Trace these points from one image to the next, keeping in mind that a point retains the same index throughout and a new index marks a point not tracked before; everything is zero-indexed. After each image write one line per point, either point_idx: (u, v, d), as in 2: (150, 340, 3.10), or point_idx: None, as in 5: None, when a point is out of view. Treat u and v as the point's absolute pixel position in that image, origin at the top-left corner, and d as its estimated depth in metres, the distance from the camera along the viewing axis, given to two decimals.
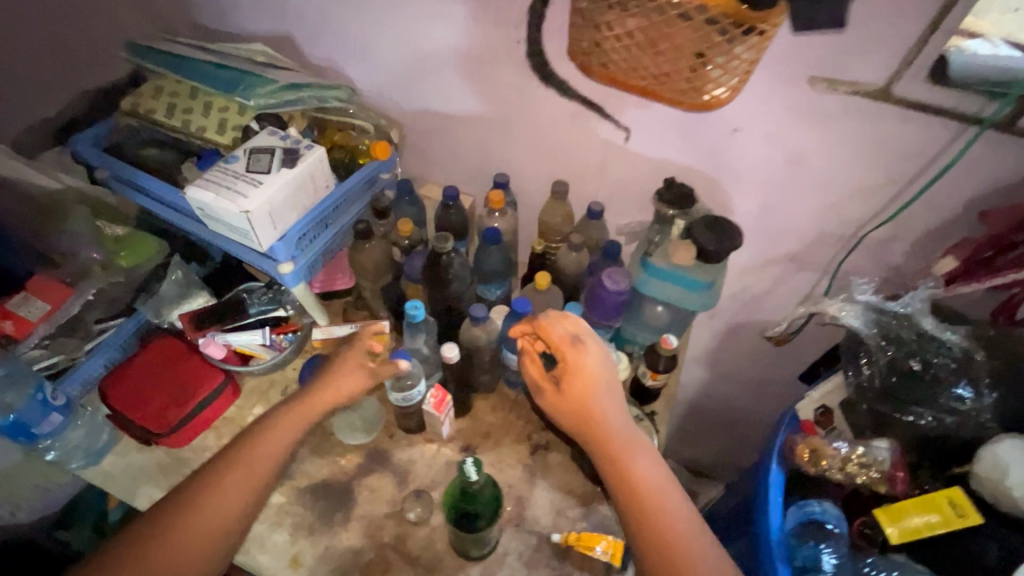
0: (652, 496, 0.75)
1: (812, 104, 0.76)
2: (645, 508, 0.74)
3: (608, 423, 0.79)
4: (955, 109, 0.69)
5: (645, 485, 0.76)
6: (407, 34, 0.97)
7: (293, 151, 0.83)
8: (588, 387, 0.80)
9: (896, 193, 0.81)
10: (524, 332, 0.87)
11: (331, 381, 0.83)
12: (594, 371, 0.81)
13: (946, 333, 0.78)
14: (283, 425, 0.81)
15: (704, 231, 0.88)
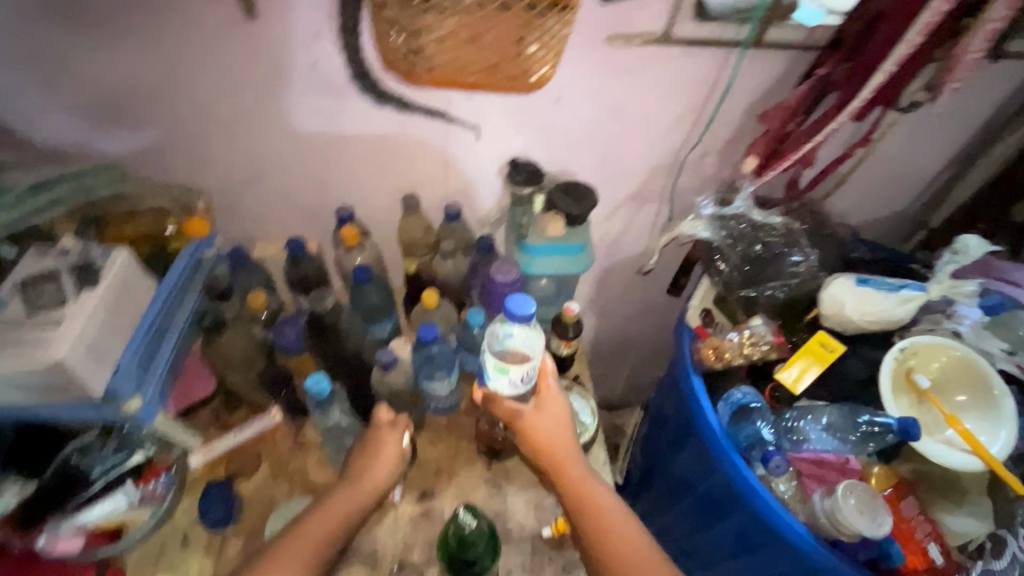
0: (620, 534, 0.76)
1: (617, 60, 0.83)
2: (611, 544, 0.75)
3: (568, 464, 0.81)
4: (718, 38, 0.82)
5: (606, 525, 0.77)
6: (177, 86, 0.81)
7: (83, 265, 0.66)
8: (547, 435, 0.82)
9: (696, 118, 0.94)
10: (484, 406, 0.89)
11: (368, 461, 0.78)
12: (552, 424, 0.83)
13: (768, 218, 0.96)
14: (302, 543, 0.69)
15: (563, 200, 0.92)
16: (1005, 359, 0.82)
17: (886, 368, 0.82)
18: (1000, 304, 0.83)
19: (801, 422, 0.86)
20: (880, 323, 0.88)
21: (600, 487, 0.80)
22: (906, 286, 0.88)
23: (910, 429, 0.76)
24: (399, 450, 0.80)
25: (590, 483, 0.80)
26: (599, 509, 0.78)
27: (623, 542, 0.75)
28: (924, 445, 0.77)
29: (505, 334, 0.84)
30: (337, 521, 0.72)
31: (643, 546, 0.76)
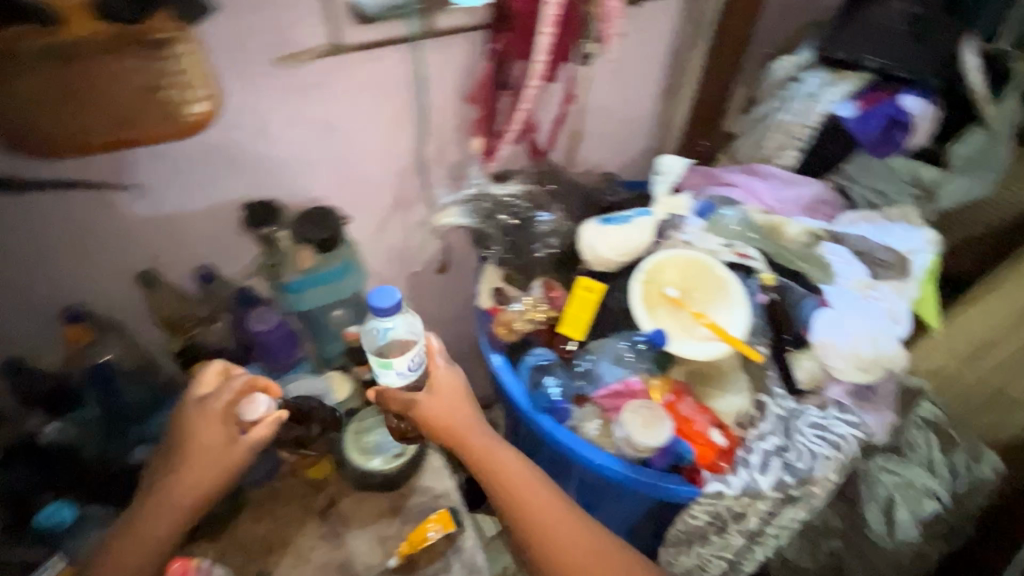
0: (521, 486, 0.78)
1: (300, 78, 0.82)
2: (513, 499, 0.78)
3: (471, 434, 0.80)
4: (392, 37, 0.84)
5: (512, 482, 0.78)
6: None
7: None
8: (446, 414, 0.80)
9: (412, 116, 0.96)
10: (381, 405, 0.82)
11: (198, 457, 0.74)
12: (452, 398, 0.82)
13: (509, 188, 1.00)
14: (162, 508, 0.73)
15: (306, 229, 0.89)
16: (726, 252, 0.93)
17: (635, 291, 0.90)
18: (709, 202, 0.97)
19: (590, 363, 0.93)
20: (629, 253, 0.95)
21: (504, 449, 0.81)
22: (638, 213, 0.96)
23: (658, 341, 0.87)
24: (231, 419, 0.76)
25: (493, 446, 0.81)
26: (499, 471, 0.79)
27: (526, 493, 0.78)
28: (671, 347, 0.87)
29: (384, 329, 0.79)
30: (195, 490, 0.74)
31: (537, 488, 0.79)
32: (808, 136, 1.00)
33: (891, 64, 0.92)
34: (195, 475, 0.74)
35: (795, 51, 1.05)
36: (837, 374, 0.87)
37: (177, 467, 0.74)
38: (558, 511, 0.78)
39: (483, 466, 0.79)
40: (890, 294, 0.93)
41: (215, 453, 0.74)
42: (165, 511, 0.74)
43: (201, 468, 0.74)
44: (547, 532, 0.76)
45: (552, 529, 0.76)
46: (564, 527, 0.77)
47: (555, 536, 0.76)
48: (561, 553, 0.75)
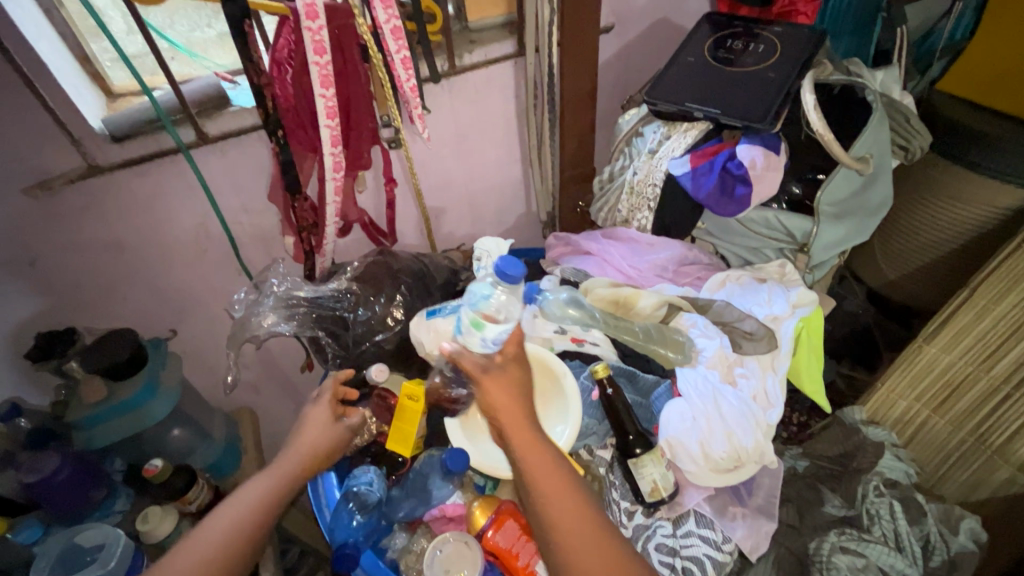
0: (549, 479, 0.55)
1: (59, 205, 0.77)
2: (540, 490, 0.54)
3: (526, 437, 0.57)
4: (157, 150, 0.78)
5: (540, 472, 0.55)
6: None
7: None
8: (508, 392, 0.60)
9: (216, 221, 0.90)
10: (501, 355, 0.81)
11: (308, 430, 0.72)
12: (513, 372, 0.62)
13: (324, 287, 0.91)
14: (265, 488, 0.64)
15: (97, 356, 0.82)
16: (560, 338, 0.84)
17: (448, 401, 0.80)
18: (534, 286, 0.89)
19: (419, 479, 0.81)
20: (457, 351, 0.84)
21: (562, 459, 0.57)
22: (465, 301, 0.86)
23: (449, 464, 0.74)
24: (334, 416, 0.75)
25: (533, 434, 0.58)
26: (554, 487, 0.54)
27: (548, 480, 0.55)
28: (478, 460, 0.77)
29: (481, 296, 0.68)
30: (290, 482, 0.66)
31: (565, 481, 0.55)
32: (654, 194, 0.89)
33: (717, 112, 0.83)
34: (310, 450, 0.70)
35: (633, 107, 0.97)
36: (692, 479, 0.74)
37: (291, 440, 0.71)
38: (580, 523, 0.53)
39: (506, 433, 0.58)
40: (758, 371, 0.80)
41: (322, 426, 0.73)
42: (277, 472, 0.66)
43: (315, 445, 0.71)
44: (550, 522, 0.53)
45: (568, 530, 0.53)
46: (579, 518, 0.53)
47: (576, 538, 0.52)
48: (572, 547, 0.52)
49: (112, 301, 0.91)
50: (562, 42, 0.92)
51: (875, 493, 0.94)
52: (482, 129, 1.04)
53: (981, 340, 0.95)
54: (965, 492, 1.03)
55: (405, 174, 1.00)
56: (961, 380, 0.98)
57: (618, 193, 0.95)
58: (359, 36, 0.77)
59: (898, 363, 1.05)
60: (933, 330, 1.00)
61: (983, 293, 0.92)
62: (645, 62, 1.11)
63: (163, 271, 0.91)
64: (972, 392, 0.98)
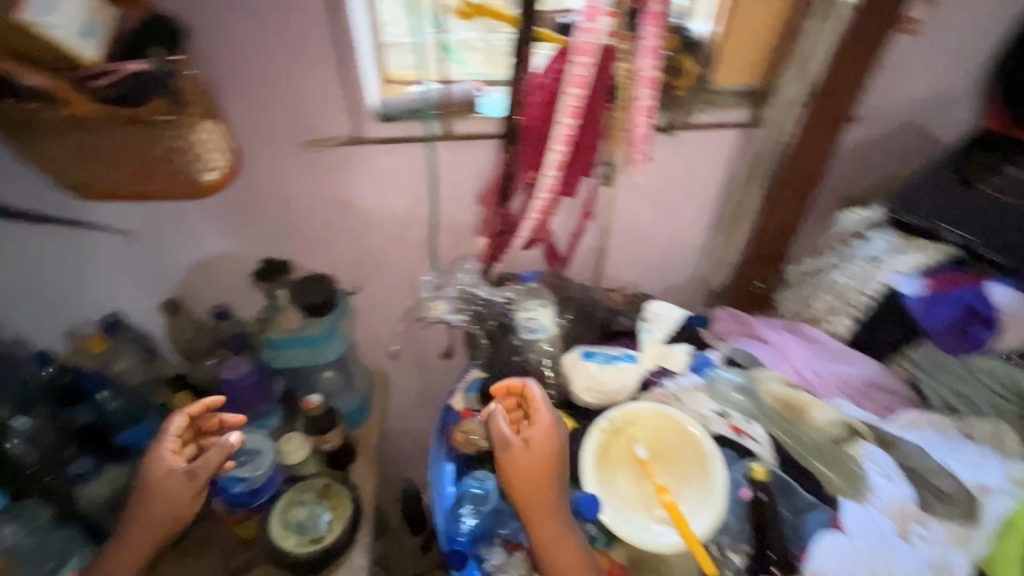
0: (566, 566, 0.65)
1: (320, 161, 0.90)
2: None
3: (543, 515, 0.66)
4: (409, 135, 0.89)
5: (557, 547, 0.65)
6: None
7: None
8: (533, 476, 0.67)
9: (427, 206, 0.98)
10: (508, 391, 0.76)
11: (150, 495, 0.70)
12: (541, 444, 0.69)
13: (497, 292, 0.96)
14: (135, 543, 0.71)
15: (300, 293, 0.94)
16: (719, 422, 0.78)
17: (589, 441, 0.77)
18: (705, 358, 0.85)
19: None
20: (601, 397, 0.84)
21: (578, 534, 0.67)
22: (622, 356, 0.86)
23: (583, 509, 0.70)
24: (181, 470, 0.71)
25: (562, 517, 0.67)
26: (563, 556, 0.65)
27: (562, 563, 0.65)
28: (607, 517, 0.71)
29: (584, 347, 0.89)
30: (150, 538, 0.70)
31: (579, 556, 0.66)
32: (866, 306, 0.83)
33: (976, 240, 0.77)
34: (147, 528, 0.70)
35: (863, 208, 0.90)
36: None
37: (136, 512, 0.71)
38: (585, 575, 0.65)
39: (532, 526, 0.66)
40: (943, 541, 0.68)
41: (167, 483, 0.70)
42: (131, 546, 0.70)
43: (153, 516, 0.70)
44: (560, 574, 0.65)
45: None
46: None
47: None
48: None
49: (322, 249, 1.03)
50: None
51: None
52: (686, 186, 1.03)
53: None
54: None
55: (602, 208, 1.02)
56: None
57: (820, 291, 0.89)
58: (613, 79, 0.80)
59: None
60: None
61: None
62: (880, 161, 1.02)
63: (368, 236, 1.02)
64: None
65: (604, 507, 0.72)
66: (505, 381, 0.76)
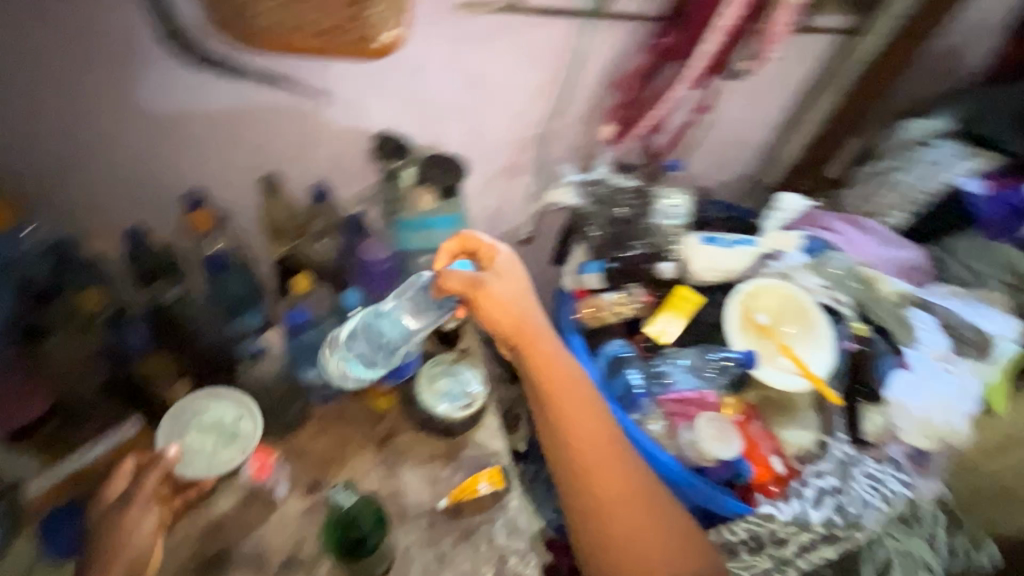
0: (613, 451, 0.75)
1: (468, 27, 0.83)
2: (589, 474, 0.74)
3: (555, 363, 0.77)
4: (567, 7, 0.85)
5: (579, 408, 0.76)
6: None
7: None
8: (508, 311, 0.76)
9: (556, 86, 0.97)
10: (460, 249, 0.80)
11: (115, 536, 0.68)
12: (510, 296, 0.77)
13: (628, 180, 1.02)
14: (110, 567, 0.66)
15: (434, 172, 0.92)
16: (822, 292, 0.95)
17: (733, 306, 0.93)
18: (817, 244, 1.01)
19: (664, 365, 0.94)
20: (724, 276, 0.98)
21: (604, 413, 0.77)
22: (739, 240, 0.98)
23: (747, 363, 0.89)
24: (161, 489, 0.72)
25: (595, 431, 0.75)
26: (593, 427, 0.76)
27: (598, 463, 0.74)
28: (758, 370, 0.88)
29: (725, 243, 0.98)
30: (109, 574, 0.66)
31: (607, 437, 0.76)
32: (924, 202, 1.03)
33: None
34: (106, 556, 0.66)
35: (935, 116, 1.08)
36: (903, 437, 0.91)
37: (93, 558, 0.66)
38: (622, 466, 0.75)
39: (563, 426, 0.75)
40: (968, 371, 0.95)
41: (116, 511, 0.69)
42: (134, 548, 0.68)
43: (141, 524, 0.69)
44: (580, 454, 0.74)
45: (599, 467, 0.74)
46: (637, 514, 0.73)
47: (633, 511, 0.73)
48: (626, 535, 0.72)
49: (438, 127, 0.96)
50: (906, 32, 1.01)
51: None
52: (778, 86, 1.11)
53: None
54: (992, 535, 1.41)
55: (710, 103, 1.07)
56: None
57: (882, 189, 1.08)
58: None
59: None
60: None
61: None
62: (926, 82, 1.19)
63: (485, 115, 0.98)
64: None
65: (756, 360, 0.89)
66: (457, 237, 0.80)
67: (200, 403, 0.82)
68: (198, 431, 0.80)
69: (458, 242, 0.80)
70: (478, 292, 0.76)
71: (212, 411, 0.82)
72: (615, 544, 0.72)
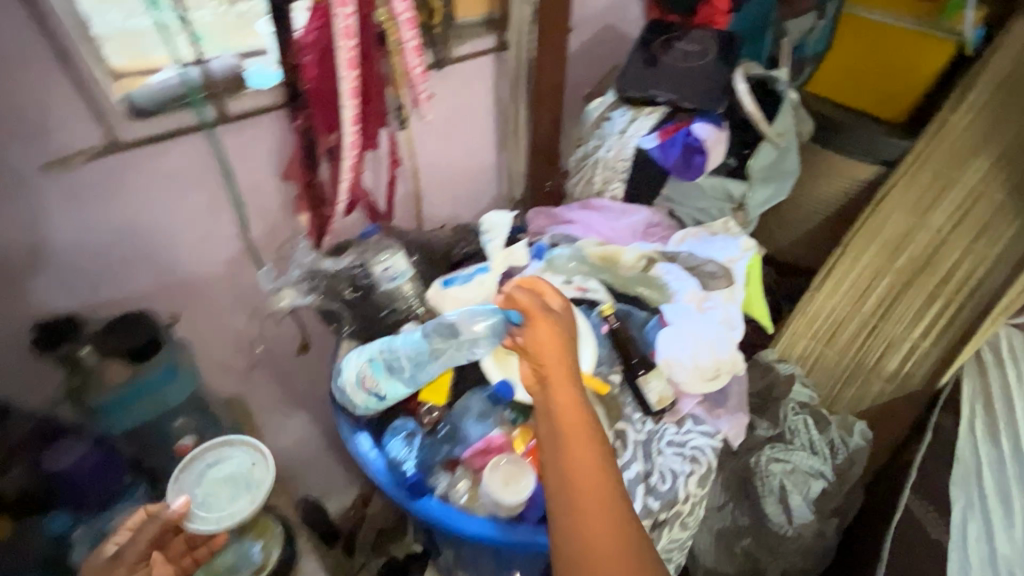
0: (599, 480, 0.62)
1: (75, 183, 0.78)
2: (581, 490, 0.61)
3: (563, 383, 0.70)
4: (179, 128, 0.82)
5: (572, 414, 0.67)
6: None
7: None
8: (553, 345, 0.74)
9: (228, 200, 0.92)
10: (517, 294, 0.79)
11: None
12: (559, 335, 0.75)
13: (344, 258, 0.94)
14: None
15: (114, 340, 0.80)
16: (567, 288, 0.96)
17: (482, 343, 0.89)
18: (542, 246, 1.02)
19: (452, 424, 0.90)
20: (474, 312, 0.94)
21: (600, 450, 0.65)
22: (476, 271, 0.97)
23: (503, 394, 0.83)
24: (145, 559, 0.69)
25: (583, 433, 0.66)
26: (578, 462, 0.63)
27: (590, 481, 0.62)
28: (517, 393, 0.86)
29: (463, 279, 0.97)
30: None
31: (590, 446, 0.64)
32: (626, 167, 1.08)
33: (677, 97, 1.02)
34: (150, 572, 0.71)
35: (600, 97, 1.14)
36: (686, 388, 0.91)
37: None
38: (608, 500, 0.61)
39: (560, 421, 0.66)
40: (723, 302, 0.99)
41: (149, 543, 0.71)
42: None
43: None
44: (570, 474, 0.62)
45: (584, 492, 0.61)
46: (611, 533, 0.59)
47: (613, 544, 0.58)
48: (595, 550, 0.58)
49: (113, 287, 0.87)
50: (540, 42, 1.09)
51: (794, 413, 1.47)
52: (466, 117, 1.15)
53: (850, 285, 1.54)
54: (851, 404, 1.57)
55: (403, 155, 1.07)
56: (843, 321, 1.57)
57: (593, 169, 1.11)
58: (377, 25, 0.85)
59: (798, 315, 1.58)
60: (820, 284, 1.56)
61: (850, 251, 1.54)
62: (598, 64, 1.29)
63: (164, 256, 0.90)
64: (849, 327, 1.56)
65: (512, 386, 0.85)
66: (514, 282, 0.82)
67: (223, 451, 0.87)
68: (214, 480, 0.84)
69: (529, 281, 0.81)
70: (537, 318, 0.77)
71: (234, 459, 0.86)
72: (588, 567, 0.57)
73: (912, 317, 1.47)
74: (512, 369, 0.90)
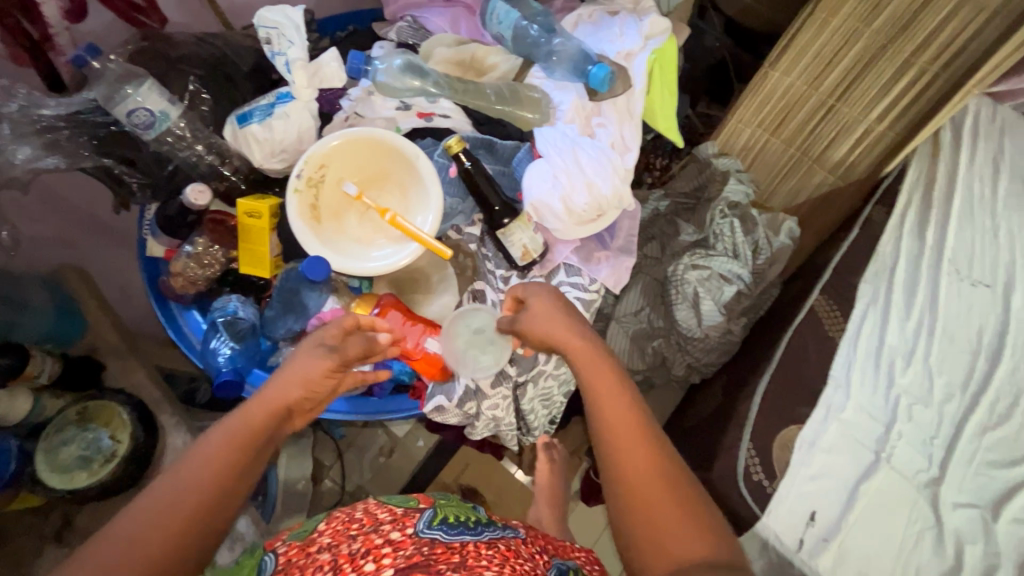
0: (640, 446, 0.53)
1: None
2: (626, 465, 0.53)
3: (585, 346, 0.61)
4: None
5: (593, 374, 0.59)
6: None
7: None
8: (550, 323, 0.65)
9: None
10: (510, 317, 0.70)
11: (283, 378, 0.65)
12: (554, 321, 0.65)
13: (83, 97, 0.71)
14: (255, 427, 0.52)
15: None
16: (405, 116, 0.75)
17: (293, 201, 0.69)
18: (360, 58, 0.75)
19: (284, 295, 0.76)
20: (289, 158, 0.74)
21: (641, 421, 0.55)
22: (278, 99, 0.72)
23: (309, 272, 0.67)
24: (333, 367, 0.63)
25: (613, 382, 0.58)
26: (616, 435, 0.54)
27: (635, 452, 0.53)
28: (341, 266, 0.69)
29: (266, 107, 0.71)
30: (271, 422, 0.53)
31: (636, 419, 0.55)
32: None
33: None
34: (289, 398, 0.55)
35: None
36: (559, 236, 0.76)
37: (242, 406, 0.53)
38: (653, 465, 0.52)
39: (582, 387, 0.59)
40: (614, 118, 0.78)
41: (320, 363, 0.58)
42: (236, 435, 0.50)
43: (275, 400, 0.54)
44: (607, 442, 0.55)
45: (625, 457, 0.53)
46: (663, 497, 0.50)
47: (671, 513, 0.50)
48: (659, 520, 0.50)
49: None
50: None
51: (721, 216, 1.14)
52: None
53: (817, 53, 1.04)
54: (789, 198, 1.20)
55: None
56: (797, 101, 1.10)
57: None
58: None
59: (746, 94, 1.13)
60: (780, 51, 1.06)
61: (824, 9, 1.00)
62: None
63: None
64: (804, 109, 1.09)
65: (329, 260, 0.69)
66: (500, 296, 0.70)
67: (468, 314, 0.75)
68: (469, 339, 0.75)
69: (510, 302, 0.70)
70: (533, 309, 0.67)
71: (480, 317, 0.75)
72: (651, 543, 0.49)
73: (879, 93, 1.01)
74: (343, 229, 0.73)
